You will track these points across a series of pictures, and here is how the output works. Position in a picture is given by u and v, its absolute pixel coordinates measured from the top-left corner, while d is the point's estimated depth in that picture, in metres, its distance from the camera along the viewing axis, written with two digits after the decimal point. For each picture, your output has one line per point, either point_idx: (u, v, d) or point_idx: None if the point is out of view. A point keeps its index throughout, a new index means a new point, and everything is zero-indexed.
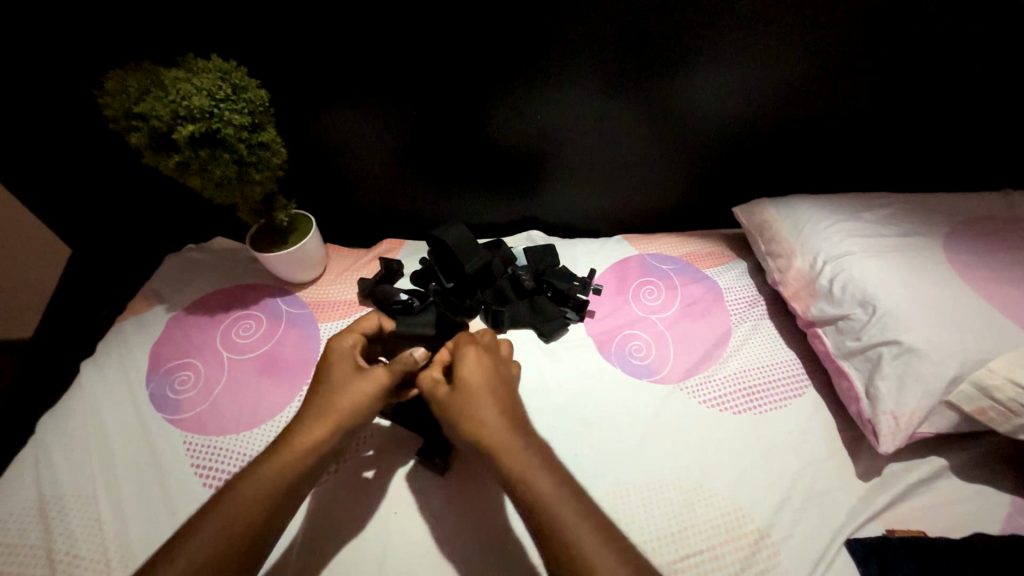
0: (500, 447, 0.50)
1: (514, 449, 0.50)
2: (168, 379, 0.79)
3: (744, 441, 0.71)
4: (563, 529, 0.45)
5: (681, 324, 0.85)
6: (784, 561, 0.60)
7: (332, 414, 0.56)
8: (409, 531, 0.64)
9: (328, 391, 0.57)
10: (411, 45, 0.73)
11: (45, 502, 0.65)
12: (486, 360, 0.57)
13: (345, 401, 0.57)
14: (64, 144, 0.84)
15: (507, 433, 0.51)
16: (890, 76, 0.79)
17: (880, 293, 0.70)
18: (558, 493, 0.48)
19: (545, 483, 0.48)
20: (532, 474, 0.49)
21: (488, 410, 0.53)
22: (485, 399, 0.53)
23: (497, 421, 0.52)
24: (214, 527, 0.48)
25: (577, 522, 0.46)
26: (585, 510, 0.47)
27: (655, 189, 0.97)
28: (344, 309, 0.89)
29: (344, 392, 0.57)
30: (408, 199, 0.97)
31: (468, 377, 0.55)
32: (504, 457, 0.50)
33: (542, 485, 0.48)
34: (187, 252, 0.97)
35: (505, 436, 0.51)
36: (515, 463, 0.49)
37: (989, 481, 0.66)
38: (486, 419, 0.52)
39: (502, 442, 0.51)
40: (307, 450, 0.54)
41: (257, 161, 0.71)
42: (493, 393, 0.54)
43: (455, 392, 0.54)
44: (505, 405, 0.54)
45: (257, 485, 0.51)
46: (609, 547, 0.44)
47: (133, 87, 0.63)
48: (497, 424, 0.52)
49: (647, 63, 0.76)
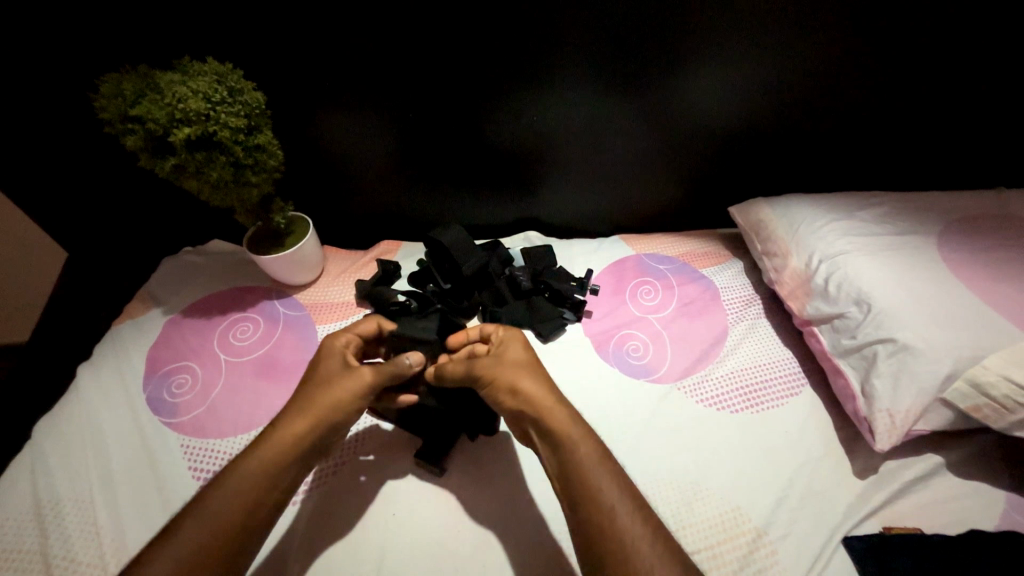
0: (539, 416, 0.53)
1: (567, 429, 0.52)
2: (166, 382, 0.78)
3: (741, 440, 0.71)
4: (593, 491, 0.48)
5: (678, 323, 0.85)
6: (781, 560, 0.60)
7: (312, 409, 0.56)
8: (407, 532, 0.64)
9: (313, 385, 0.58)
10: (407, 46, 0.73)
11: (42, 506, 0.64)
12: (529, 355, 0.59)
13: (328, 396, 0.57)
14: (58, 147, 0.83)
15: (561, 413, 0.53)
16: (884, 76, 0.79)
17: (875, 292, 0.70)
18: (601, 464, 0.50)
19: (596, 464, 0.50)
20: (584, 454, 0.51)
21: (528, 383, 0.56)
22: (525, 375, 0.56)
23: (551, 402, 0.54)
24: (199, 523, 0.48)
25: (606, 485, 0.49)
26: (615, 474, 0.50)
27: (652, 189, 0.97)
28: (342, 311, 0.89)
29: (329, 387, 0.57)
30: (405, 201, 0.97)
31: (509, 355, 0.59)
32: (545, 425, 0.53)
33: (579, 450, 0.51)
34: (183, 254, 0.97)
35: (547, 405, 0.54)
36: (570, 443, 0.51)
37: (984, 478, 0.66)
38: (541, 403, 0.54)
39: (557, 421, 0.53)
40: (289, 443, 0.54)
41: (253, 163, 0.71)
42: (540, 378, 0.56)
43: (495, 367, 0.57)
44: (545, 380, 0.57)
45: (240, 481, 0.51)
46: (633, 511, 0.47)
47: (128, 90, 0.62)
48: (538, 395, 0.55)
49: (643, 63, 0.76)
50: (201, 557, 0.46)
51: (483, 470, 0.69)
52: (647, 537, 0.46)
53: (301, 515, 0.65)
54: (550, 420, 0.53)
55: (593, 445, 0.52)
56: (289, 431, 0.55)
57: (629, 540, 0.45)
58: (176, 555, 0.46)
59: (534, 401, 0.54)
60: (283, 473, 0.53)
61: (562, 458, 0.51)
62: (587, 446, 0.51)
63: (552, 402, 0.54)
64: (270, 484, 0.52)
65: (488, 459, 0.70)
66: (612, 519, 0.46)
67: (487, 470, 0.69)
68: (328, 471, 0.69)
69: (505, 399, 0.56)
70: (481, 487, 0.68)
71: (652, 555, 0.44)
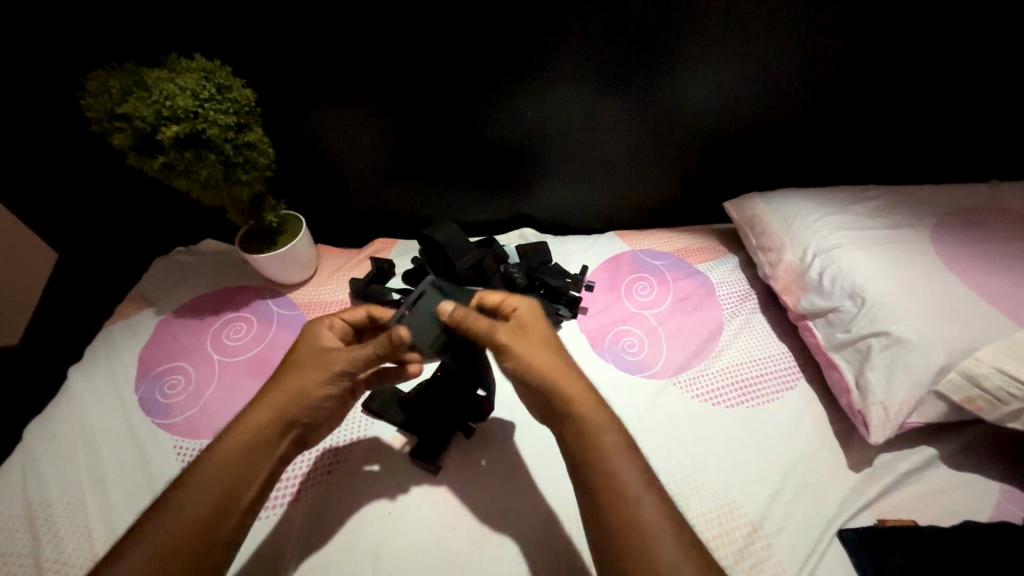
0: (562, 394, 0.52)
1: (594, 414, 0.52)
2: (158, 383, 0.78)
3: (736, 434, 0.71)
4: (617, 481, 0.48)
5: (673, 319, 0.85)
6: (776, 553, 0.60)
7: (274, 399, 0.55)
8: (400, 531, 0.63)
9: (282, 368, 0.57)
10: (400, 43, 0.72)
11: (33, 509, 0.64)
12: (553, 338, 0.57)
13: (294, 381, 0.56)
14: (49, 148, 0.83)
15: (591, 398, 0.53)
16: (877, 72, 0.79)
17: (867, 285, 0.70)
18: (628, 458, 0.50)
19: (622, 456, 0.50)
20: (610, 445, 0.50)
21: (555, 360, 0.54)
22: (549, 352, 0.55)
23: (581, 385, 0.53)
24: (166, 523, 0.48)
25: (623, 466, 0.49)
26: (638, 466, 0.50)
27: (647, 185, 0.97)
28: (336, 309, 0.89)
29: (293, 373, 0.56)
30: (399, 200, 0.97)
31: (539, 334, 0.56)
32: (569, 405, 0.52)
33: (600, 429, 0.51)
34: (175, 254, 0.97)
35: (571, 382, 0.53)
36: (598, 429, 0.51)
37: (979, 470, 0.67)
38: (573, 385, 0.53)
39: (587, 404, 0.52)
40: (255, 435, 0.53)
41: (243, 161, 0.70)
42: (568, 362, 0.55)
43: (529, 343, 0.54)
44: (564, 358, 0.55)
45: (216, 466, 0.51)
46: (657, 507, 0.47)
47: (115, 87, 0.62)
48: (572, 380, 0.53)
49: (637, 60, 0.76)
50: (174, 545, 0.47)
51: (477, 467, 0.69)
52: (665, 528, 0.46)
53: (296, 515, 0.64)
54: (574, 399, 0.52)
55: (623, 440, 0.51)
56: (256, 421, 0.54)
57: (649, 530, 0.46)
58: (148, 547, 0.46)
59: (559, 379, 0.53)
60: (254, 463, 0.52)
61: (589, 444, 0.50)
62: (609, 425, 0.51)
63: (586, 388, 0.53)
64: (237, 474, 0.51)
65: (480, 456, 0.70)
66: (637, 512, 0.47)
67: (482, 467, 0.69)
68: (322, 469, 0.69)
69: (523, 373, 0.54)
70: (477, 484, 0.67)
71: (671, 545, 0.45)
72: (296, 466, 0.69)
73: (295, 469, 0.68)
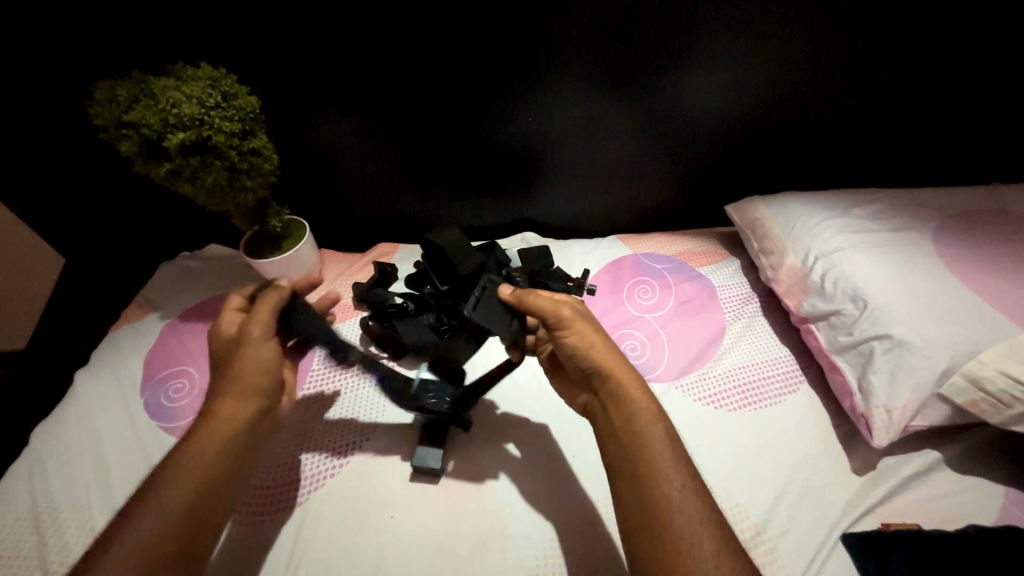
0: (608, 372, 0.54)
1: (643, 399, 0.53)
2: (163, 387, 0.78)
3: (739, 437, 0.71)
4: (654, 468, 0.48)
5: (675, 322, 0.85)
6: (779, 558, 0.60)
7: (241, 380, 0.56)
8: (405, 534, 0.64)
9: (231, 366, 0.57)
10: (402, 49, 0.73)
11: (39, 512, 0.65)
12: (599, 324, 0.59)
13: (251, 359, 0.57)
14: (59, 155, 0.84)
15: (639, 381, 0.54)
16: (879, 75, 0.80)
17: (870, 288, 0.70)
18: (665, 444, 0.50)
19: (663, 444, 0.50)
20: (650, 433, 0.50)
21: (608, 344, 0.56)
22: (599, 333, 0.57)
23: (630, 369, 0.55)
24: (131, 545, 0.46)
25: (661, 451, 0.49)
26: (674, 450, 0.50)
27: (649, 188, 0.97)
28: (339, 314, 0.89)
29: (252, 348, 0.57)
30: (402, 204, 0.98)
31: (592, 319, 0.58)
32: (613, 382, 0.54)
33: (641, 409, 0.52)
34: (180, 259, 0.97)
35: (615, 361, 0.55)
36: (644, 417, 0.52)
37: (984, 473, 0.66)
38: (626, 368, 0.55)
39: (637, 387, 0.54)
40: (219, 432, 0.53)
41: (248, 167, 0.71)
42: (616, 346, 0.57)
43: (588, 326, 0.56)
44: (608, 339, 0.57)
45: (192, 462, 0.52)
46: (688, 490, 0.47)
47: (123, 96, 0.63)
48: (623, 366, 0.55)
49: (638, 64, 0.76)
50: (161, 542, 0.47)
51: (482, 471, 0.69)
52: (692, 507, 0.46)
53: (282, 522, 0.64)
54: (618, 376, 0.54)
55: (662, 429, 0.51)
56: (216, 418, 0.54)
57: (677, 509, 0.46)
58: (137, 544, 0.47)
59: (614, 364, 0.55)
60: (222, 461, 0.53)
61: (632, 431, 0.51)
62: (646, 402, 0.53)
63: (632, 372, 0.55)
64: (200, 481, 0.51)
65: (483, 460, 0.70)
66: (667, 496, 0.47)
67: (487, 471, 0.69)
68: (287, 490, 0.67)
69: (574, 350, 0.55)
70: (481, 487, 0.68)
71: (699, 523, 0.46)
72: (268, 475, 0.68)
73: (264, 477, 0.68)
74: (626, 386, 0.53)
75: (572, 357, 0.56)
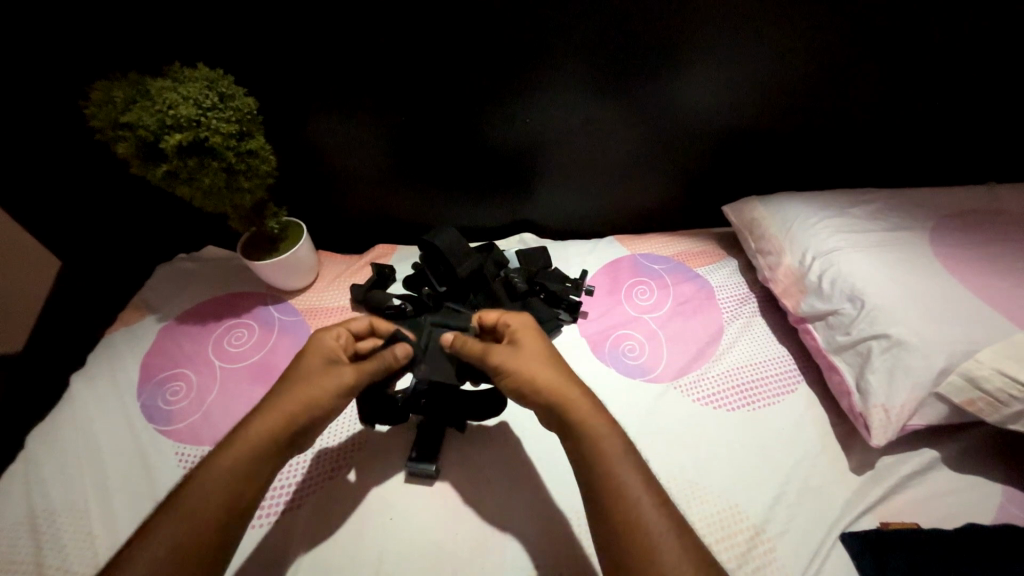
0: (553, 402, 0.53)
1: (593, 424, 0.52)
2: (160, 390, 0.78)
3: (737, 437, 0.71)
4: (621, 492, 0.47)
5: (672, 322, 0.85)
6: (778, 557, 0.60)
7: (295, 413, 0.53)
8: (404, 535, 0.63)
9: (294, 393, 0.54)
10: (401, 49, 0.73)
11: (36, 516, 0.64)
12: (546, 350, 0.58)
13: (311, 392, 0.54)
14: (56, 157, 0.84)
15: (589, 406, 0.53)
16: (874, 76, 0.80)
17: (867, 287, 0.70)
18: (627, 467, 0.49)
19: (626, 467, 0.49)
20: (609, 457, 0.49)
21: (550, 372, 0.55)
22: (541, 361, 0.56)
23: (577, 394, 0.54)
24: (153, 549, 0.44)
25: (624, 474, 0.48)
26: (640, 472, 0.49)
27: (647, 189, 0.98)
28: (338, 315, 0.89)
29: (323, 387, 0.55)
30: (401, 205, 0.98)
31: (532, 348, 0.57)
32: (563, 412, 0.53)
33: (596, 435, 0.51)
34: (178, 261, 0.97)
35: (561, 387, 0.54)
36: (599, 442, 0.50)
37: (981, 472, 0.66)
38: (572, 395, 0.53)
39: (586, 414, 0.52)
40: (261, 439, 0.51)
41: (246, 168, 0.71)
42: (564, 371, 0.56)
43: (523, 359, 0.56)
44: (557, 365, 0.56)
45: (222, 470, 0.49)
46: (658, 508, 0.47)
47: (119, 97, 0.62)
48: (572, 392, 0.53)
49: (636, 65, 0.77)
50: (187, 548, 0.45)
51: (481, 472, 0.69)
52: (662, 529, 0.45)
53: (279, 524, 0.64)
54: (567, 404, 0.53)
55: (625, 452, 0.50)
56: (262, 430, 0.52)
57: (647, 530, 0.45)
58: (154, 552, 0.44)
59: (559, 391, 0.54)
60: (249, 477, 0.50)
61: (590, 458, 0.50)
62: (601, 427, 0.51)
63: (582, 397, 0.53)
64: (233, 491, 0.48)
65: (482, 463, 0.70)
66: (634, 519, 0.46)
67: (485, 471, 0.69)
68: (301, 492, 0.67)
69: (513, 389, 0.56)
70: (479, 489, 0.68)
71: (673, 544, 0.44)
72: (288, 475, 0.68)
73: (289, 477, 0.68)
74: (573, 415, 0.52)
75: (521, 396, 0.56)
